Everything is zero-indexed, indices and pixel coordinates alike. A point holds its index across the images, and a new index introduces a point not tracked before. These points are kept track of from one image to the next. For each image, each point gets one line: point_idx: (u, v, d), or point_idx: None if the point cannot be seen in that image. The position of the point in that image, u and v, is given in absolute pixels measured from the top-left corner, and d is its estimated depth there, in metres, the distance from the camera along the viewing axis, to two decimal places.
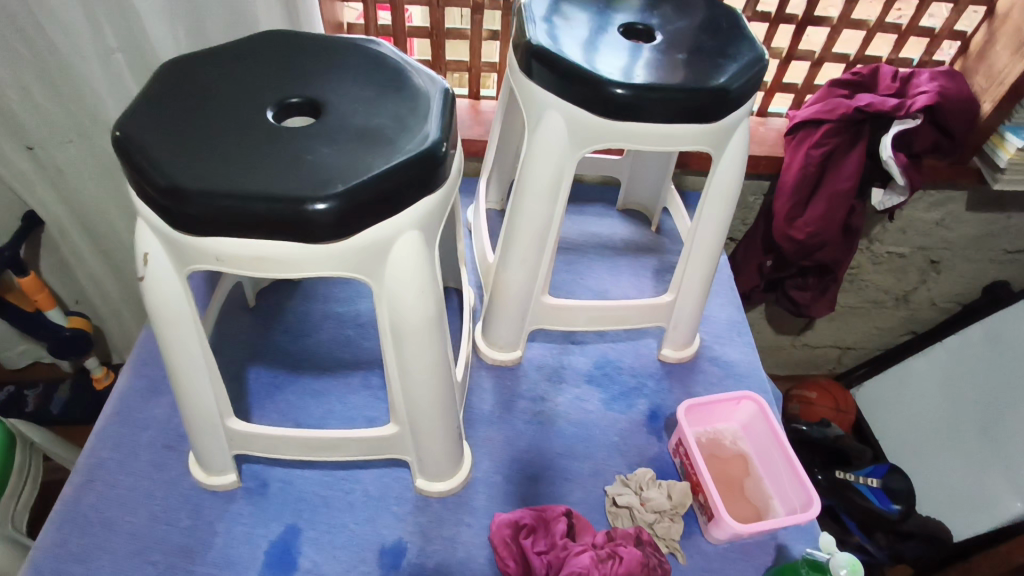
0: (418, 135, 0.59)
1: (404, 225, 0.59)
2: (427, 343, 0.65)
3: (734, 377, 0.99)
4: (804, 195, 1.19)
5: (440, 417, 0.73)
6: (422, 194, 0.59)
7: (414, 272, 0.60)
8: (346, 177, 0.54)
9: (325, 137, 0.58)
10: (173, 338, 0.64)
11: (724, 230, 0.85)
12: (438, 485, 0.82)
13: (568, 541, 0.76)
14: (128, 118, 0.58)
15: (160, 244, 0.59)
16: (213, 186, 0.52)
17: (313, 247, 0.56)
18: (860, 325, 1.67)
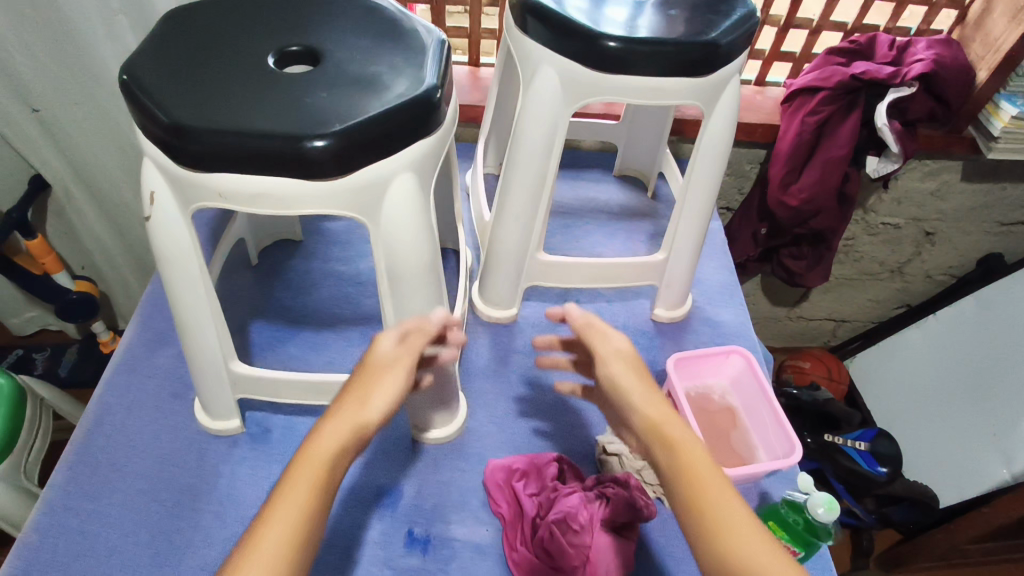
0: (414, 81, 0.61)
1: (399, 168, 0.61)
2: (422, 286, 0.67)
3: (724, 336, 1.02)
4: (798, 162, 1.20)
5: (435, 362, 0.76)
6: (418, 138, 0.61)
7: (410, 215, 0.63)
8: (343, 118, 0.56)
9: (324, 82, 0.60)
10: (179, 278, 0.67)
11: (716, 188, 0.87)
12: (432, 432, 0.85)
13: (558, 484, 0.79)
14: (134, 61, 0.60)
15: (166, 184, 0.62)
16: (216, 124, 0.55)
17: (312, 185, 0.58)
18: (855, 297, 1.69)
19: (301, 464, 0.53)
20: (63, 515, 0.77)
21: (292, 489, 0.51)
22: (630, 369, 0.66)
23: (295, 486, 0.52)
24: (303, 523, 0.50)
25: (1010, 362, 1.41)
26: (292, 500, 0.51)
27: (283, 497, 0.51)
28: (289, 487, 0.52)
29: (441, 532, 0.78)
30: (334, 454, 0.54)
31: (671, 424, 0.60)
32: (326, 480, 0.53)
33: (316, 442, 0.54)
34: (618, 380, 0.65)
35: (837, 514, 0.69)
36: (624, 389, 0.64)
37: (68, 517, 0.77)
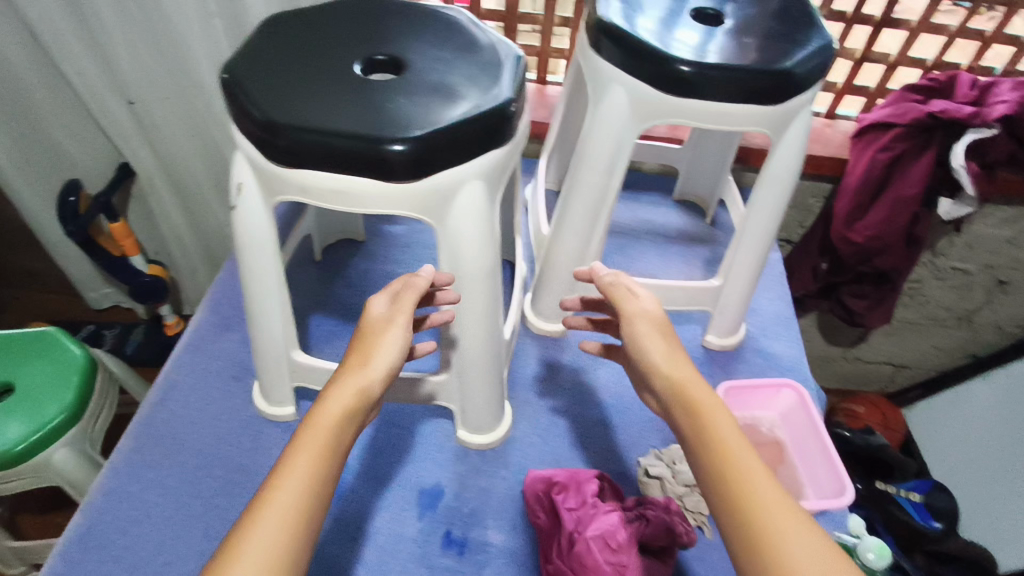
0: (490, 93, 0.63)
1: (471, 175, 0.63)
2: (482, 291, 0.69)
3: (776, 369, 1.00)
4: (865, 198, 1.17)
5: (486, 367, 0.77)
6: (490, 148, 0.63)
7: (477, 222, 0.65)
8: (423, 124, 0.59)
9: (405, 89, 0.63)
10: (255, 266, 0.71)
11: (779, 218, 0.86)
12: (476, 438, 0.86)
13: (598, 500, 0.78)
14: (235, 62, 0.65)
15: (254, 177, 0.66)
16: (305, 123, 0.58)
17: (387, 187, 0.61)
18: (916, 342, 1.63)
19: (307, 432, 0.56)
20: (127, 481, 0.82)
21: (301, 455, 0.54)
22: (654, 331, 0.69)
23: (303, 452, 0.54)
24: (313, 482, 0.52)
25: None
26: (300, 462, 0.53)
27: (291, 462, 0.53)
28: (296, 452, 0.54)
29: (477, 537, 0.79)
30: (337, 424, 0.57)
31: (695, 385, 0.63)
32: (330, 448, 0.55)
33: (321, 412, 0.57)
34: (641, 338, 0.69)
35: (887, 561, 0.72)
36: (644, 347, 0.68)
37: (131, 483, 0.82)
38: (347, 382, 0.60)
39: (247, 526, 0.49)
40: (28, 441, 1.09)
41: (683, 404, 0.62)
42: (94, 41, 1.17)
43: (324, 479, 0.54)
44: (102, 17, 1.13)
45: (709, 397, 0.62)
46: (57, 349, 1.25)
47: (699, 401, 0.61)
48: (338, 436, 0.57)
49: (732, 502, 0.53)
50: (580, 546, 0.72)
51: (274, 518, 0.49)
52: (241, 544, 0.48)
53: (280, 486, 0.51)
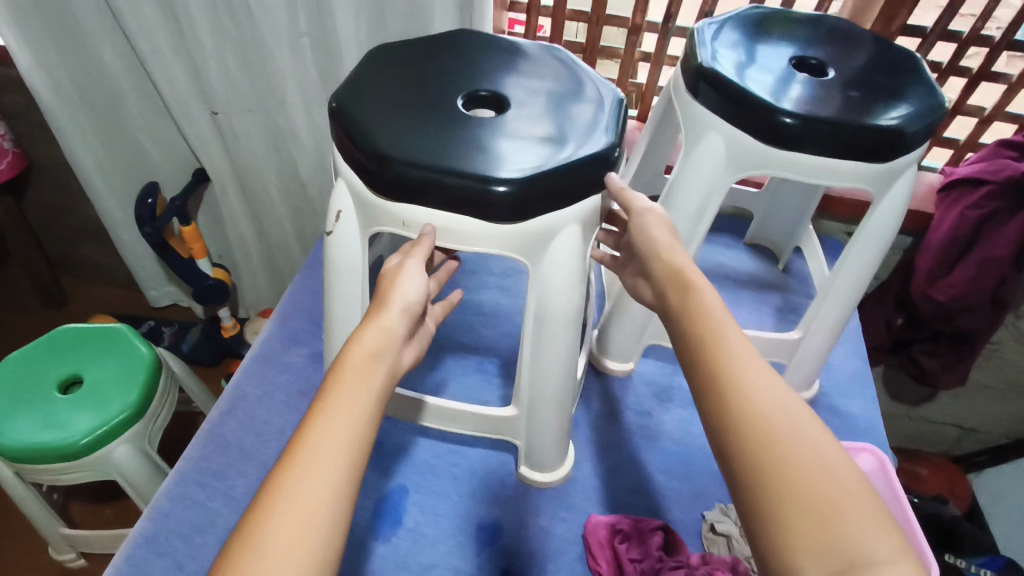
0: (595, 137, 0.63)
1: (568, 219, 0.63)
2: (568, 334, 0.68)
3: (851, 430, 0.96)
4: (951, 256, 1.12)
5: (559, 409, 0.76)
6: (590, 193, 0.63)
7: (572, 265, 0.65)
8: (529, 165, 0.59)
9: (509, 128, 0.64)
10: (342, 291, 0.72)
11: (869, 275, 0.83)
12: (540, 475, 0.85)
13: (663, 555, 0.76)
14: (344, 90, 0.66)
15: (353, 204, 0.67)
16: (414, 157, 0.59)
17: (487, 224, 0.61)
18: (989, 407, 1.54)
19: (326, 403, 0.49)
20: (192, 489, 0.83)
21: (318, 430, 0.47)
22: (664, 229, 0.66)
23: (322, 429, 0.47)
24: (338, 462, 0.46)
25: None
26: (319, 438, 0.47)
27: (308, 439, 0.47)
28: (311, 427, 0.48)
29: None
30: (360, 393, 0.50)
31: (693, 269, 0.61)
32: (353, 419, 0.48)
33: (339, 381, 0.51)
34: (648, 232, 0.66)
35: None
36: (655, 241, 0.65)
37: (196, 491, 0.83)
38: (365, 342, 0.53)
39: (258, 518, 0.43)
40: (93, 435, 1.12)
41: (683, 310, 0.58)
42: (188, 53, 1.22)
43: (353, 457, 0.47)
44: (198, 31, 1.17)
45: (712, 301, 0.58)
46: (125, 345, 1.28)
47: (703, 306, 0.57)
48: (362, 404, 0.50)
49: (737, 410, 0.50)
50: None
51: (295, 504, 0.43)
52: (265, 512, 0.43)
53: (298, 468, 0.45)
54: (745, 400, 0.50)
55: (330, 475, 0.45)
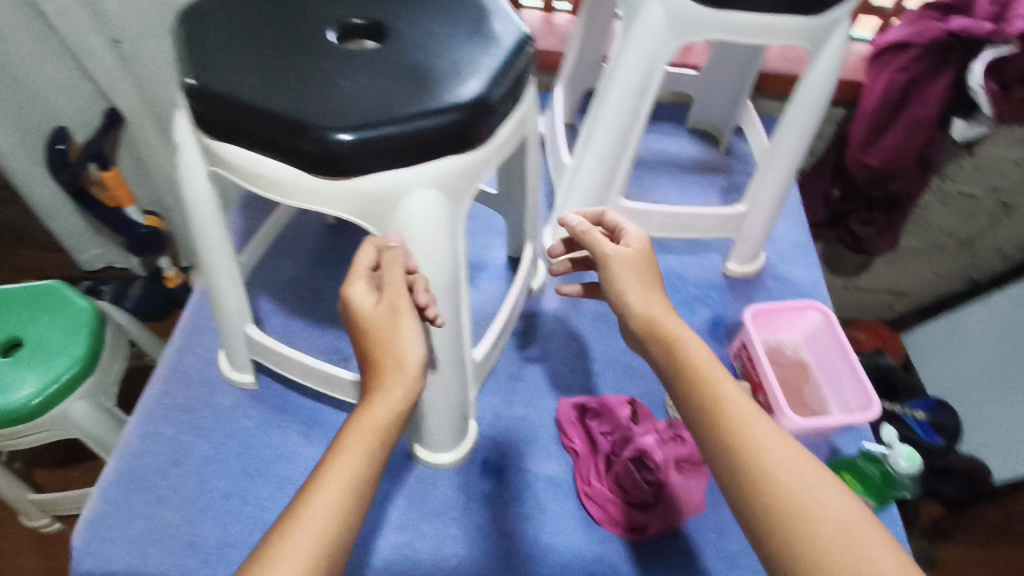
0: (466, 83, 0.54)
1: (425, 181, 0.53)
2: (435, 309, 0.59)
3: (797, 294, 1.01)
4: (881, 122, 1.16)
5: (446, 387, 0.68)
6: (454, 152, 0.54)
7: (433, 232, 0.55)
8: (369, 114, 0.51)
9: (370, 63, 0.55)
10: (204, 237, 0.65)
11: (808, 140, 0.85)
12: (436, 458, 0.78)
13: (633, 424, 0.80)
14: (198, 11, 0.59)
15: (190, 137, 0.60)
16: (236, 95, 0.51)
17: (325, 180, 0.53)
18: (918, 269, 1.65)
19: (311, 492, 0.47)
20: (160, 424, 0.81)
21: (297, 525, 0.45)
22: (634, 277, 0.66)
23: (297, 524, 0.45)
24: (307, 562, 0.43)
25: None
26: (293, 534, 0.44)
27: (286, 533, 0.44)
28: (293, 517, 0.45)
29: (515, 465, 0.80)
30: (345, 483, 0.48)
31: (666, 319, 0.63)
32: (331, 511, 0.46)
33: (329, 466, 0.48)
34: (616, 280, 0.67)
35: (920, 467, 0.71)
36: (621, 289, 0.66)
37: (164, 425, 0.81)
38: (365, 423, 0.51)
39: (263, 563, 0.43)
40: (43, 395, 1.08)
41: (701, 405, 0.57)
42: None
43: (322, 560, 0.44)
44: None
45: (699, 353, 0.60)
46: (65, 301, 1.21)
47: (697, 364, 0.59)
48: (348, 498, 0.47)
49: (778, 516, 0.49)
50: (619, 468, 0.75)
51: None
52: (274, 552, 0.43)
53: (267, 567, 0.42)
54: (797, 504, 0.49)
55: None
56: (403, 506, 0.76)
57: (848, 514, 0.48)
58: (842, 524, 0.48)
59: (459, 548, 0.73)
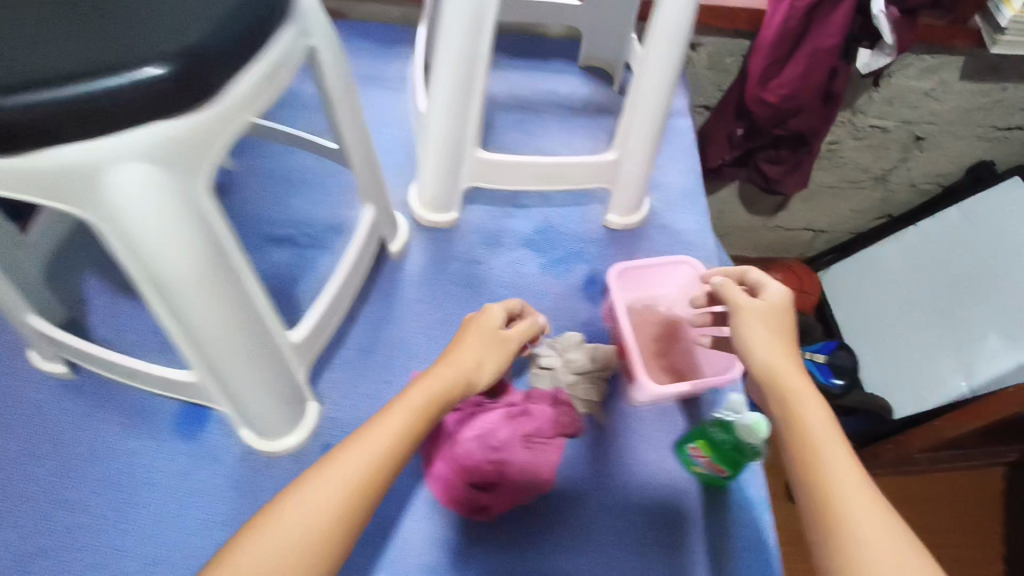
0: (178, 32, 0.47)
1: (130, 152, 0.45)
2: (202, 294, 0.52)
3: (680, 245, 0.96)
4: (782, 54, 1.06)
5: (255, 370, 0.62)
6: (171, 114, 0.46)
7: (151, 210, 0.46)
8: (50, 78, 0.44)
9: (72, 15, 0.48)
10: None
11: (674, 78, 0.77)
12: (267, 445, 0.73)
13: (483, 399, 0.75)
14: None
15: None
16: None
17: (20, 161, 0.46)
18: (835, 205, 1.61)
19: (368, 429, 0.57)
20: None
21: (350, 453, 0.55)
22: (764, 328, 0.66)
23: (350, 452, 0.55)
24: (348, 486, 0.52)
25: (993, 276, 1.37)
26: (344, 462, 0.54)
27: (337, 460, 0.54)
28: (348, 448, 0.55)
29: None
30: (394, 433, 0.57)
31: (788, 373, 0.62)
32: (381, 450, 0.55)
33: (382, 418, 0.58)
34: (744, 335, 0.66)
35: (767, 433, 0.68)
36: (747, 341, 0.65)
37: None
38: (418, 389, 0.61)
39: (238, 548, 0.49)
40: None
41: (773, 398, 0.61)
42: None
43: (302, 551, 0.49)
44: None
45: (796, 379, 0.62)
46: None
47: (799, 409, 0.59)
48: (396, 445, 0.56)
49: (825, 496, 0.52)
50: (462, 448, 0.71)
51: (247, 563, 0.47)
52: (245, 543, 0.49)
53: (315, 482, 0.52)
54: (832, 496, 0.52)
55: (333, 502, 0.51)
56: (233, 500, 0.71)
57: (873, 504, 0.51)
58: (875, 509, 0.51)
59: None
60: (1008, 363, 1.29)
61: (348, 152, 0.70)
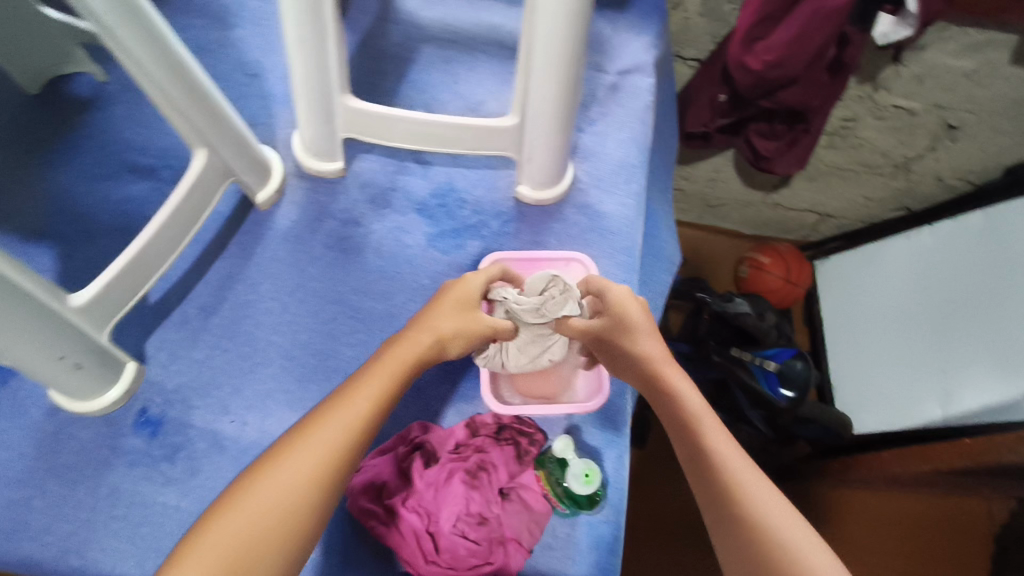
0: None
1: None
2: None
3: (597, 232, 0.82)
4: (775, 9, 0.85)
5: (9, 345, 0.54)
6: None
7: None
8: None
9: None
10: None
11: (577, 33, 0.61)
12: (72, 405, 0.67)
13: (425, 473, 0.66)
14: None
15: None
16: None
17: None
18: (845, 190, 1.40)
19: (349, 395, 0.52)
20: None
21: (326, 423, 0.50)
22: (645, 314, 0.62)
23: (332, 418, 0.50)
24: (327, 454, 0.48)
25: (979, 293, 1.15)
26: (318, 430, 0.49)
27: (309, 434, 0.49)
28: (327, 414, 0.50)
29: (178, 417, 0.69)
30: (373, 404, 0.52)
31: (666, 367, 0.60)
32: (358, 421, 0.50)
33: (361, 381, 0.53)
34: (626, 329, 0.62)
35: (597, 483, 0.63)
36: (632, 330, 0.61)
37: None
38: (394, 357, 0.56)
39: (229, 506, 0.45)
40: None
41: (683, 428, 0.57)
42: None
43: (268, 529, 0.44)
44: None
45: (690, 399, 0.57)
46: None
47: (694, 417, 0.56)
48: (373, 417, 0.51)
49: (753, 542, 0.48)
50: (444, 541, 0.61)
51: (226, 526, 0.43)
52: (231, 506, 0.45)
53: (292, 453, 0.48)
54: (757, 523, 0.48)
55: (300, 476, 0.47)
56: (30, 456, 0.67)
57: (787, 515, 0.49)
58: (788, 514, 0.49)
59: (84, 508, 0.65)
60: (988, 399, 1.08)
61: (151, 88, 0.57)
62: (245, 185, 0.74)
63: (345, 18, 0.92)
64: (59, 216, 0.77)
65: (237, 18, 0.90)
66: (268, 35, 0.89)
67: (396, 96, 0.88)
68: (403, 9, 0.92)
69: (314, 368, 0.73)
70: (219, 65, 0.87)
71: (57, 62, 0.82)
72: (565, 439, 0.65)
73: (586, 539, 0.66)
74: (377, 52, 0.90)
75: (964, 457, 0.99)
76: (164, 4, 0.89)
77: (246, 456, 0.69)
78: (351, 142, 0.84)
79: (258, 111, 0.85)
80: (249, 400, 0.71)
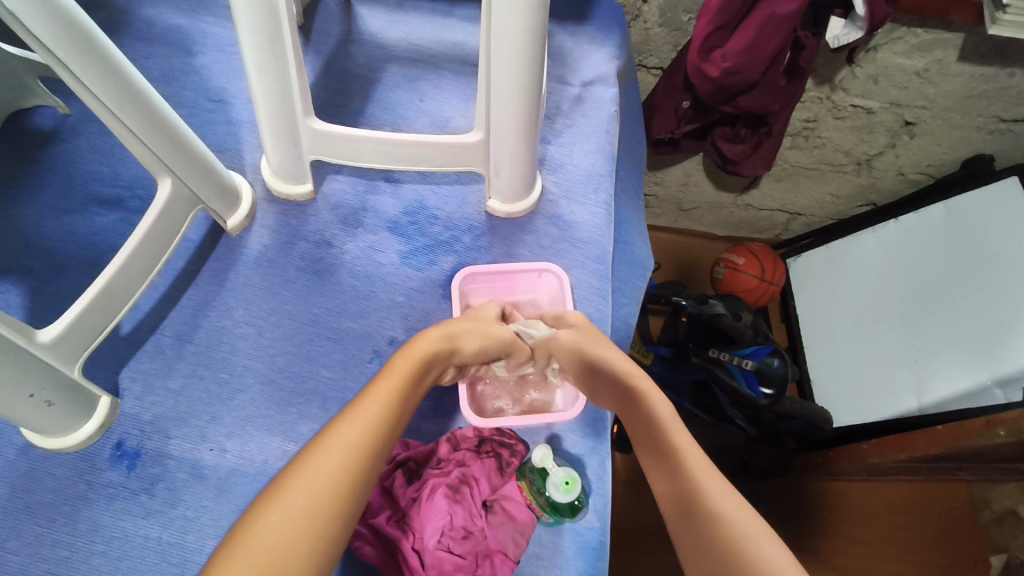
0: None
1: None
2: None
3: (568, 241, 0.84)
4: (729, 18, 0.88)
5: None
6: None
7: None
8: None
9: None
10: None
11: (534, 49, 0.62)
12: (42, 440, 0.66)
13: (410, 491, 0.66)
14: None
15: None
16: None
17: None
18: (812, 188, 1.43)
19: (361, 400, 0.52)
20: None
21: (346, 424, 0.50)
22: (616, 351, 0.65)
23: (347, 422, 0.50)
24: (353, 451, 0.48)
25: (949, 280, 1.18)
26: (341, 431, 0.49)
27: (330, 438, 0.48)
28: (344, 419, 0.50)
29: (155, 448, 0.69)
30: (386, 403, 0.52)
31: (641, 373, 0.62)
32: (375, 419, 0.51)
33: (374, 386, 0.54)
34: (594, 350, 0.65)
35: (574, 494, 0.62)
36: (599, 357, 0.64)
37: None
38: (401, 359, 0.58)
39: (269, 503, 0.43)
40: None
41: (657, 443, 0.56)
42: None
43: (317, 515, 0.43)
44: None
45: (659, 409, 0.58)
46: None
47: (658, 416, 0.58)
48: (391, 413, 0.52)
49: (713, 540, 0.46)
50: (428, 558, 0.61)
51: (271, 517, 0.42)
52: (272, 502, 0.43)
53: (319, 454, 0.47)
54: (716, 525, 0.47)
55: (336, 468, 0.46)
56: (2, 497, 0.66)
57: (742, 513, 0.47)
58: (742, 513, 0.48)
59: (62, 546, 0.64)
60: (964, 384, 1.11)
61: (110, 121, 0.58)
62: (215, 213, 0.75)
63: (308, 41, 0.93)
64: (27, 252, 0.77)
65: (199, 46, 0.90)
66: (232, 63, 0.90)
67: (363, 116, 0.89)
68: (366, 31, 0.93)
69: (293, 391, 0.73)
70: (183, 93, 0.87)
71: (18, 97, 0.82)
72: (540, 449, 0.63)
73: (573, 544, 0.66)
74: (342, 73, 0.91)
75: (940, 445, 0.98)
76: (125, 33, 0.90)
77: (227, 483, 0.68)
78: (321, 165, 0.84)
79: (225, 138, 0.85)
80: (228, 427, 0.71)
